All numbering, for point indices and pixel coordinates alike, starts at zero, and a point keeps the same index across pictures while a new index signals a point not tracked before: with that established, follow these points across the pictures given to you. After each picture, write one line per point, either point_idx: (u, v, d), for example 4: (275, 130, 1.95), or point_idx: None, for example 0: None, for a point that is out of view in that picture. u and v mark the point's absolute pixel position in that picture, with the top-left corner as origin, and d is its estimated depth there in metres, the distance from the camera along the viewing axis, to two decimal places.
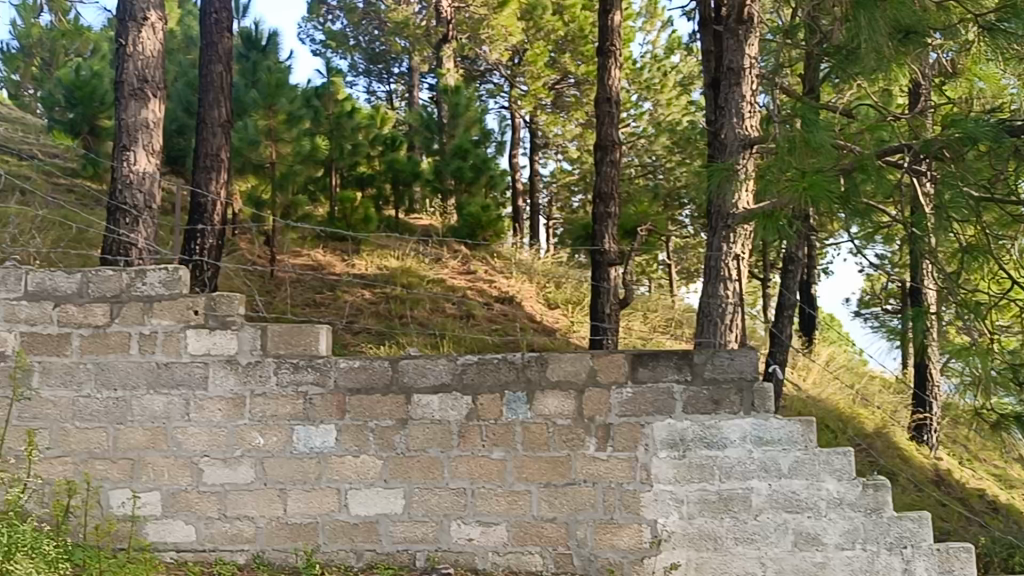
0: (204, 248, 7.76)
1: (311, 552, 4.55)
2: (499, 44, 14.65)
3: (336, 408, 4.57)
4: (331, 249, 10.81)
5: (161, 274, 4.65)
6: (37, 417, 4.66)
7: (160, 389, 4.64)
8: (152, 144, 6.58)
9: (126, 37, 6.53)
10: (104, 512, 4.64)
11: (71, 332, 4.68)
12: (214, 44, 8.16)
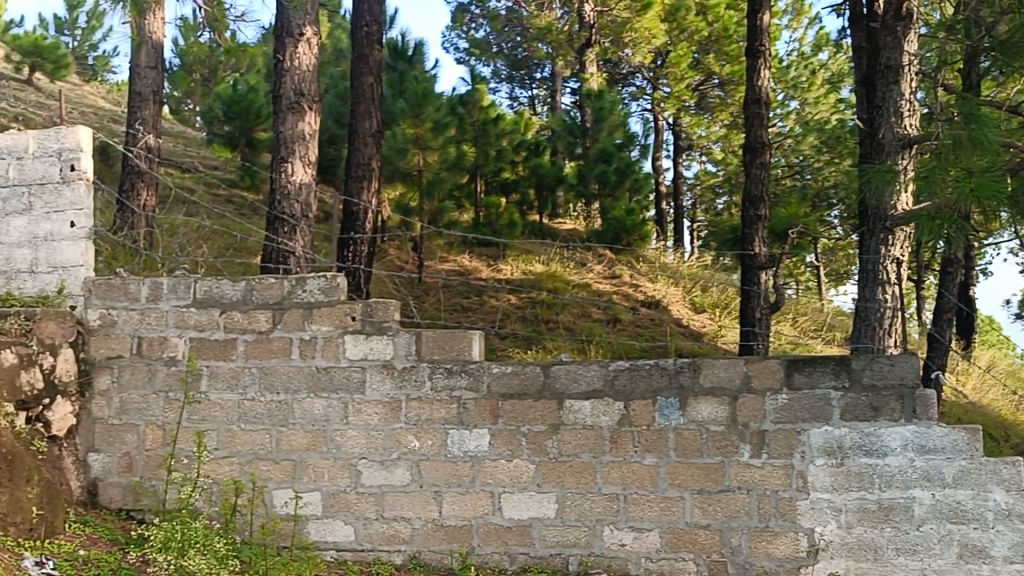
0: (358, 255, 7.96)
1: (466, 554, 4.63)
2: (643, 47, 14.40)
3: (488, 412, 4.64)
4: (478, 254, 10.94)
5: (320, 281, 4.82)
6: (205, 419, 4.91)
7: (320, 393, 4.80)
8: (309, 155, 6.80)
9: (284, 53, 6.77)
10: (269, 511, 4.82)
11: (237, 338, 4.90)
12: (365, 56, 8.39)
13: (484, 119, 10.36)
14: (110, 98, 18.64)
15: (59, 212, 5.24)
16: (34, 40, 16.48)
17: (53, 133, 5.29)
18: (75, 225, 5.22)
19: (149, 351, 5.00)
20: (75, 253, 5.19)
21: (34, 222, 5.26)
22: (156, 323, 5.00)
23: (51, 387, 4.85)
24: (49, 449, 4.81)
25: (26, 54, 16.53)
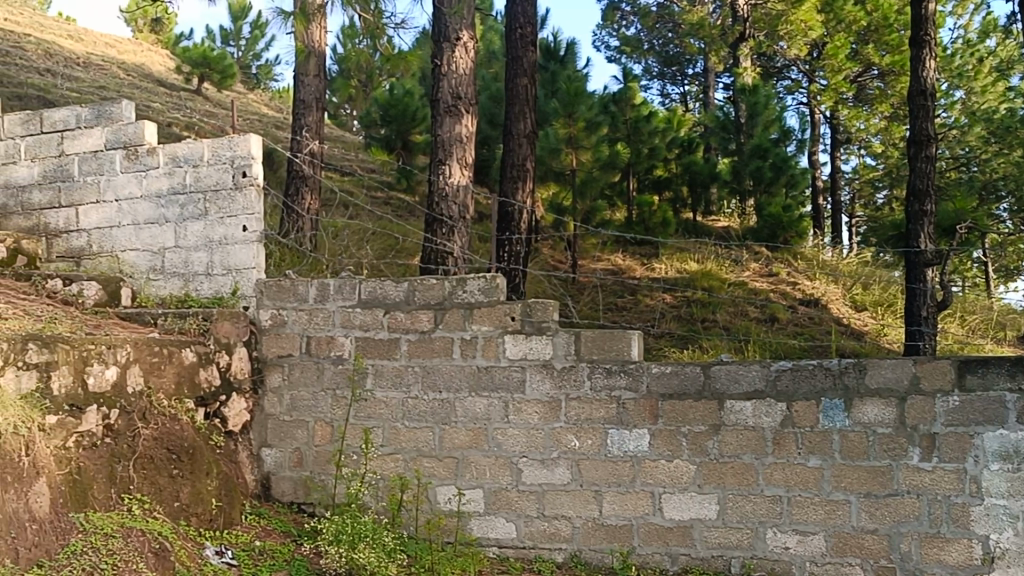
0: (515, 255, 8.04)
1: (627, 554, 4.64)
2: (800, 40, 14.16)
3: (648, 412, 4.63)
4: (632, 253, 10.91)
5: (480, 282, 4.90)
6: (371, 416, 5.06)
7: (481, 392, 4.88)
8: (466, 157, 6.90)
9: (441, 58, 6.91)
10: (433, 507, 4.93)
11: (400, 337, 5.04)
12: (519, 57, 8.47)
13: (636, 117, 10.29)
14: (273, 105, 19.31)
15: (232, 217, 5.50)
16: (202, 51, 17.19)
17: (226, 142, 5.56)
18: (247, 229, 5.46)
19: (317, 350, 5.19)
20: (247, 256, 5.43)
21: (210, 226, 5.56)
22: (324, 323, 5.19)
23: (227, 384, 5.07)
24: (226, 443, 5.01)
25: (195, 65, 17.29)
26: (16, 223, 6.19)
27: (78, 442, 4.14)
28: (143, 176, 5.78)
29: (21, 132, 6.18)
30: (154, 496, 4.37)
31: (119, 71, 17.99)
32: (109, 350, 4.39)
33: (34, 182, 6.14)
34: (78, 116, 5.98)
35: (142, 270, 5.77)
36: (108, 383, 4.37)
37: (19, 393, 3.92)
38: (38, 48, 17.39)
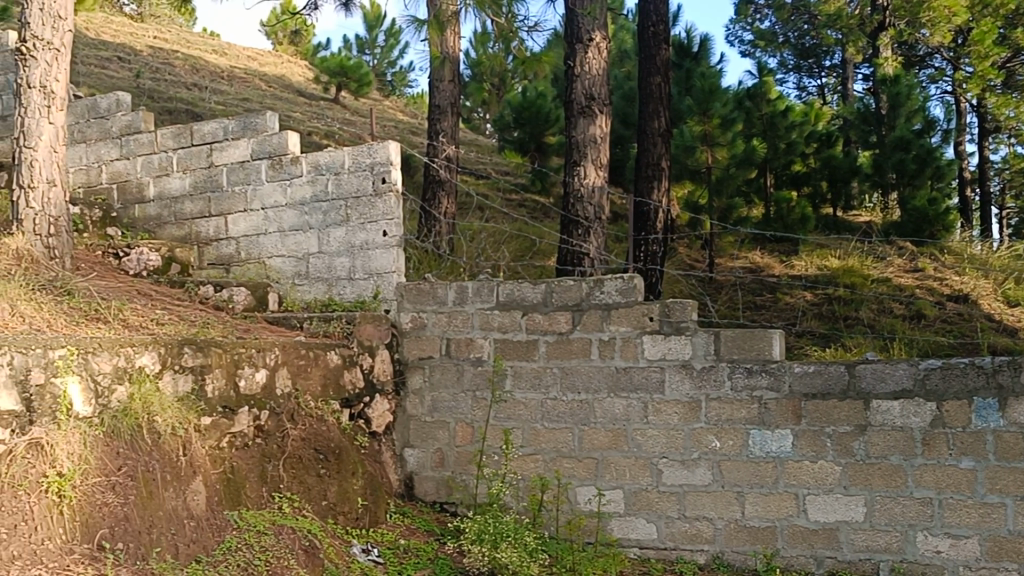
0: (652, 255, 8.00)
1: (771, 556, 4.57)
2: (943, 27, 13.42)
3: (791, 413, 4.56)
4: (770, 251, 10.72)
5: (617, 282, 4.90)
6: (511, 417, 5.11)
7: (620, 393, 4.88)
8: (600, 158, 6.89)
9: (574, 59, 6.93)
10: (574, 507, 4.95)
11: (538, 339, 5.07)
12: (652, 56, 8.43)
13: (773, 112, 10.18)
14: (409, 111, 19.66)
15: (373, 222, 5.64)
16: (340, 61, 17.72)
17: (366, 150, 5.70)
18: (388, 234, 5.59)
19: (457, 352, 5.26)
20: (388, 260, 5.55)
21: (352, 232, 5.70)
22: (462, 325, 5.25)
23: (371, 386, 5.19)
24: (371, 444, 5.13)
25: (333, 74, 17.78)
26: (170, 232, 6.45)
27: (232, 442, 4.29)
28: (288, 185, 5.96)
29: (173, 145, 6.44)
30: (303, 494, 4.49)
31: (262, 83, 18.57)
32: (258, 353, 4.54)
33: (185, 193, 6.39)
34: (225, 128, 6.20)
35: (288, 275, 5.95)
36: (258, 385, 4.52)
37: (176, 396, 4.11)
38: (186, 64, 18.08)
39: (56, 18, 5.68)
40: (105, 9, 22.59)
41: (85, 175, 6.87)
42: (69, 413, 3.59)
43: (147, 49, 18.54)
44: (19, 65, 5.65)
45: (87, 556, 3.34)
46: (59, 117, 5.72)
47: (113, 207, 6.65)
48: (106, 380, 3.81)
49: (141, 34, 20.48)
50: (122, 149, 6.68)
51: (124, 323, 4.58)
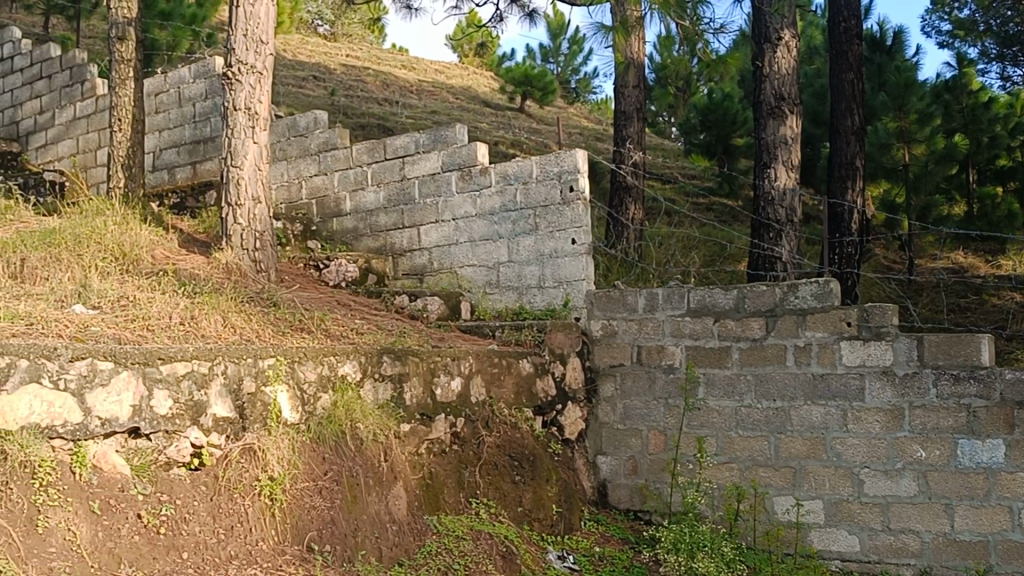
0: (848, 258, 7.75)
1: (983, 572, 4.34)
2: None
3: (1003, 421, 4.33)
4: (975, 250, 10.23)
5: (813, 287, 4.78)
6: (705, 425, 5.05)
7: (817, 400, 4.75)
8: (793, 159, 6.73)
9: (763, 59, 6.83)
10: (771, 518, 4.85)
11: (731, 346, 5.00)
12: (844, 52, 8.19)
13: (974, 104, 9.65)
14: (594, 118, 19.73)
15: (562, 230, 5.68)
16: (524, 71, 18.00)
17: (553, 158, 5.75)
18: (576, 242, 5.62)
19: (648, 359, 5.24)
20: (577, 268, 5.58)
21: (541, 240, 5.76)
22: (654, 332, 5.23)
23: (563, 394, 5.23)
24: (563, 451, 5.16)
25: (518, 84, 18.09)
26: (366, 244, 6.66)
27: (429, 448, 4.40)
28: (478, 195, 6.07)
29: (367, 160, 6.66)
30: (498, 500, 4.56)
31: (449, 95, 18.99)
32: (453, 362, 4.64)
33: (379, 206, 6.59)
34: (416, 142, 6.37)
35: (479, 284, 6.05)
36: (453, 393, 4.62)
37: (377, 403, 4.25)
38: (377, 80, 18.66)
39: (258, 42, 5.95)
40: (301, 31, 23.56)
41: (287, 191, 7.17)
42: (279, 419, 3.78)
43: (341, 68, 19.24)
44: (226, 89, 5.96)
45: (298, 558, 3.50)
46: (263, 136, 6.00)
47: (313, 221, 6.92)
48: (311, 388, 3.98)
49: (334, 53, 21.26)
50: (321, 165, 6.94)
51: (326, 332, 4.77)
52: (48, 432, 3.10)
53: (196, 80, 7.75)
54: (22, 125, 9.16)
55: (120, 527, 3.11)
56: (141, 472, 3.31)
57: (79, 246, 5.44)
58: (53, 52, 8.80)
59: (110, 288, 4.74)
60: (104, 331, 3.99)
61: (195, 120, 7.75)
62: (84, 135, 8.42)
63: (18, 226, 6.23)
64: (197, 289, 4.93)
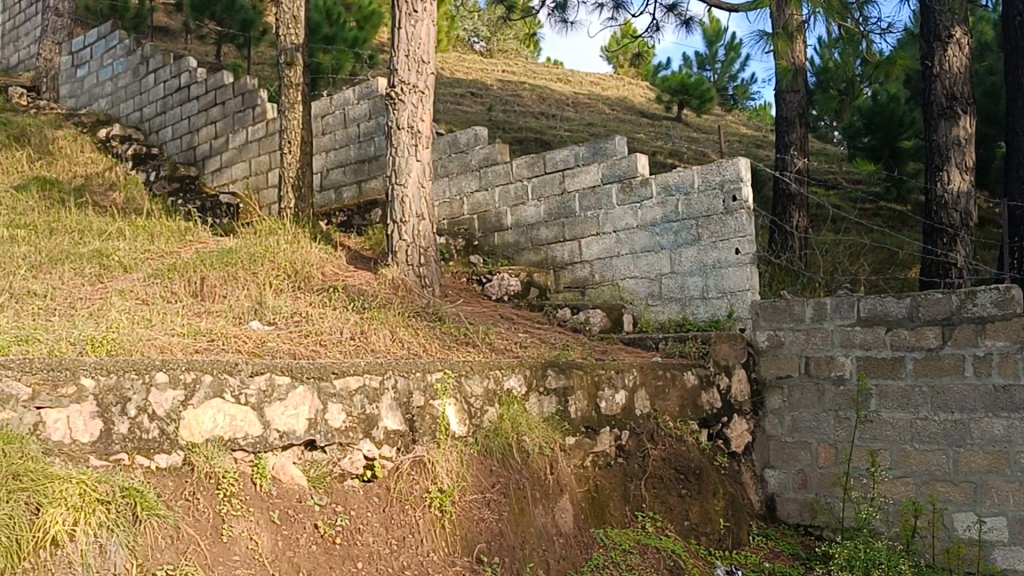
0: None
1: None
2: None
3: None
4: None
5: (993, 294, 4.58)
6: (877, 438, 4.89)
7: (999, 412, 4.55)
8: (967, 162, 6.45)
9: (933, 58, 6.60)
10: (951, 535, 4.66)
11: (905, 356, 4.83)
12: (1019, 48, 7.82)
13: None
14: (752, 125, 19.43)
15: (725, 240, 5.61)
16: (681, 79, 17.94)
17: (715, 168, 5.69)
18: (740, 251, 5.53)
19: (817, 370, 5.11)
20: (741, 278, 5.50)
21: (704, 251, 5.70)
22: (822, 343, 5.10)
23: (728, 406, 5.15)
24: (730, 465, 5.08)
25: (675, 93, 18.03)
26: (527, 258, 6.71)
27: (595, 461, 4.41)
28: (639, 207, 6.06)
29: (528, 174, 6.72)
30: (665, 514, 4.52)
31: (605, 107, 18.98)
32: (617, 375, 4.62)
33: (540, 220, 6.63)
34: (576, 155, 6.40)
35: (642, 296, 6.02)
36: (618, 406, 4.60)
37: (542, 416, 4.28)
38: (533, 94, 18.82)
39: (420, 61, 6.07)
40: (458, 49, 23.99)
41: (449, 207, 7.28)
42: (447, 433, 3.87)
43: (497, 83, 19.48)
44: (389, 109, 6.11)
45: (468, 569, 3.57)
46: (426, 153, 6.11)
47: (475, 236, 7.02)
48: (478, 402, 4.04)
49: (491, 69, 21.55)
50: (481, 181, 7.03)
51: (491, 346, 4.82)
52: (231, 445, 3.29)
53: (360, 102, 7.98)
54: (197, 150, 9.61)
55: (299, 537, 3.25)
56: (317, 483, 3.45)
57: (253, 265, 5.66)
58: (226, 80, 9.21)
59: (285, 305, 4.92)
60: (280, 347, 4.14)
61: (360, 141, 7.97)
62: (256, 158, 8.77)
63: (197, 247, 6.53)
64: (366, 304, 5.07)
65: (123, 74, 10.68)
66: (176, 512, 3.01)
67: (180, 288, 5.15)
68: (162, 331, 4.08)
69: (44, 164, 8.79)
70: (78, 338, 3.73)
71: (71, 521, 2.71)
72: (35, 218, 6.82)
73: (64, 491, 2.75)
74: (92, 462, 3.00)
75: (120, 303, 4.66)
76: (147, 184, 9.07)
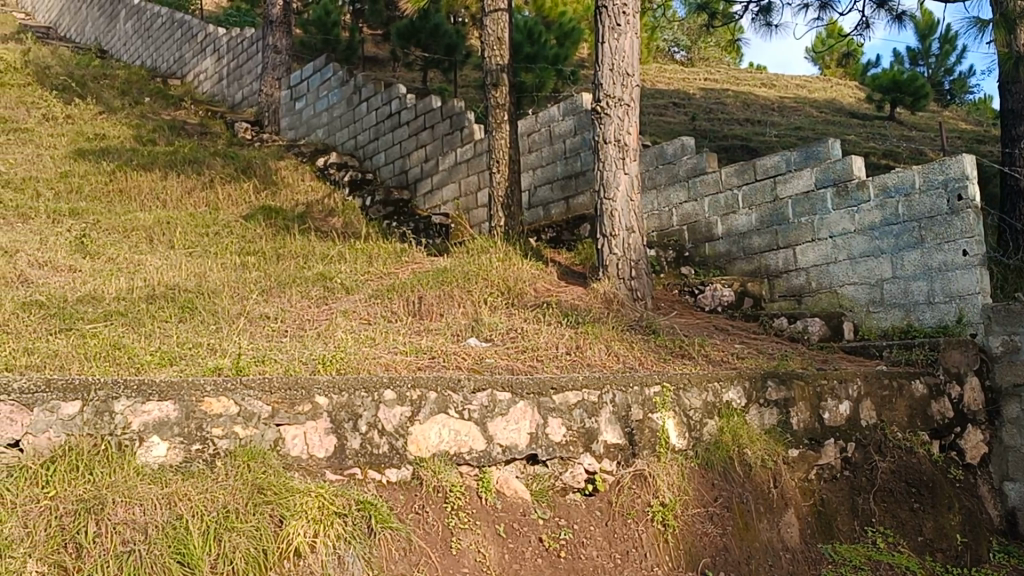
0: None
1: None
2: None
3: None
4: None
5: None
6: None
7: None
8: None
9: None
10: None
11: None
12: None
13: None
14: (971, 120, 18.53)
15: (951, 242, 5.35)
16: (892, 77, 17.21)
17: (938, 166, 5.44)
18: (968, 253, 5.27)
19: None
20: (971, 281, 5.23)
21: (928, 253, 5.47)
22: None
23: (962, 416, 4.91)
24: (965, 477, 4.81)
25: (886, 91, 17.33)
26: (740, 268, 6.58)
27: (819, 474, 4.29)
28: (856, 211, 5.86)
29: (737, 183, 6.60)
30: (897, 529, 4.33)
31: (813, 110, 18.48)
32: (841, 385, 4.47)
33: (752, 228, 6.50)
34: (788, 160, 6.26)
35: (863, 303, 5.80)
36: (843, 417, 4.45)
37: (763, 428, 4.19)
38: (737, 101, 18.52)
39: (624, 74, 6.05)
40: (659, 60, 23.90)
41: (657, 219, 7.20)
42: (667, 446, 3.86)
43: (700, 92, 19.28)
44: (595, 123, 6.12)
45: None
46: (633, 166, 6.08)
47: (685, 247, 6.94)
48: (697, 415, 3.99)
49: (693, 78, 21.35)
50: (690, 191, 6.94)
51: (707, 357, 4.75)
52: (456, 459, 3.48)
53: (565, 117, 8.06)
54: (410, 173, 9.91)
55: (524, 550, 3.39)
56: (540, 497, 3.57)
57: (468, 283, 5.79)
58: (435, 104, 9.49)
59: (500, 321, 5.01)
60: (497, 362, 4.22)
61: (567, 157, 8.04)
62: (465, 178, 8.98)
63: (414, 267, 6.73)
64: (580, 319, 5.10)
65: (337, 104, 11.15)
66: (407, 525, 3.22)
67: (400, 307, 5.33)
68: (386, 350, 4.24)
69: (269, 194, 9.27)
70: (310, 358, 3.91)
71: (311, 533, 2.96)
72: (263, 245, 7.20)
73: (305, 503, 3.02)
74: (329, 476, 3.26)
75: (345, 324, 4.87)
76: (364, 209, 9.42)
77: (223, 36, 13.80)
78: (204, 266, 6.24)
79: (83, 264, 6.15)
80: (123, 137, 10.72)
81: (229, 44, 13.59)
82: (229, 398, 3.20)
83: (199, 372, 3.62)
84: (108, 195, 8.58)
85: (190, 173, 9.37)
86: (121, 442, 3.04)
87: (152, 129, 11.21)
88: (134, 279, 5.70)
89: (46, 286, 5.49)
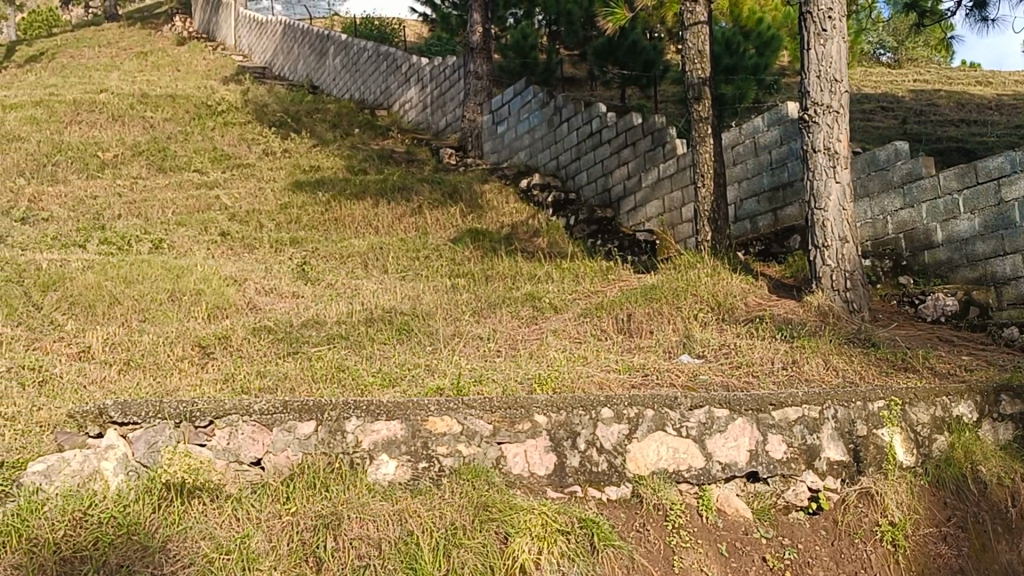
0: None
1: None
2: None
3: None
4: None
5: None
6: None
7: None
8: None
9: None
10: None
11: None
12: None
13: None
14: None
15: None
16: None
17: None
18: None
19: None
20: None
21: None
22: None
23: None
24: None
25: None
26: (964, 275, 6.27)
27: None
28: None
29: (958, 187, 6.28)
30: None
31: None
32: None
33: (976, 234, 6.18)
34: (1013, 161, 5.90)
35: None
36: None
37: (998, 445, 3.96)
38: (950, 100, 17.68)
39: (832, 80, 5.83)
40: (865, 63, 23.09)
41: (872, 228, 6.94)
42: (895, 462, 3.73)
43: (910, 93, 18.49)
44: (804, 131, 5.95)
45: None
46: (846, 175, 5.87)
47: (903, 256, 6.68)
48: (925, 430, 3.83)
49: (901, 79, 20.50)
50: (906, 198, 6.66)
51: (933, 371, 4.54)
52: (676, 477, 3.53)
53: (770, 128, 7.88)
54: (613, 191, 9.92)
55: (747, 568, 3.38)
56: (762, 515, 3.56)
57: (677, 298, 5.73)
58: (636, 120, 9.46)
59: (713, 337, 4.95)
60: (712, 379, 4.18)
61: (774, 167, 7.87)
62: (669, 194, 8.92)
63: (621, 285, 6.74)
64: (794, 333, 4.98)
65: (539, 125, 11.30)
66: (629, 542, 3.29)
67: (609, 326, 5.35)
68: (599, 368, 4.26)
69: (475, 217, 9.46)
70: (526, 377, 3.98)
71: (536, 550, 3.07)
72: (472, 268, 7.36)
73: (529, 521, 3.13)
74: (550, 493, 3.42)
75: (557, 343, 4.91)
76: (568, 228, 9.48)
77: (427, 65, 14.19)
78: (417, 289, 6.43)
79: (305, 290, 6.45)
80: (337, 168, 11.19)
81: (432, 73, 13.97)
82: (452, 417, 3.45)
83: (422, 392, 3.74)
84: (325, 224, 8.96)
85: (399, 201, 9.67)
86: (353, 460, 3.34)
87: (363, 159, 11.65)
88: (352, 303, 5.93)
89: (272, 311, 5.79)
